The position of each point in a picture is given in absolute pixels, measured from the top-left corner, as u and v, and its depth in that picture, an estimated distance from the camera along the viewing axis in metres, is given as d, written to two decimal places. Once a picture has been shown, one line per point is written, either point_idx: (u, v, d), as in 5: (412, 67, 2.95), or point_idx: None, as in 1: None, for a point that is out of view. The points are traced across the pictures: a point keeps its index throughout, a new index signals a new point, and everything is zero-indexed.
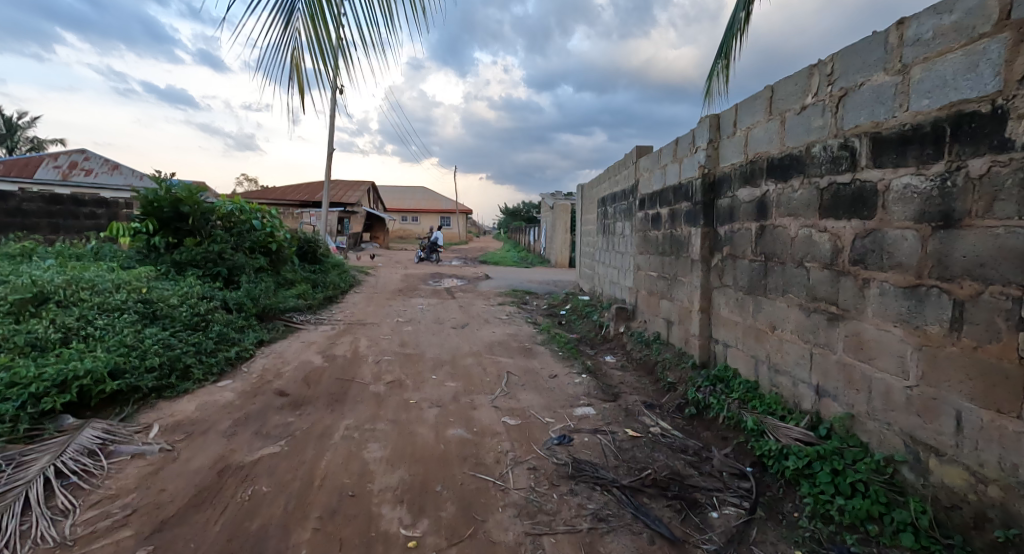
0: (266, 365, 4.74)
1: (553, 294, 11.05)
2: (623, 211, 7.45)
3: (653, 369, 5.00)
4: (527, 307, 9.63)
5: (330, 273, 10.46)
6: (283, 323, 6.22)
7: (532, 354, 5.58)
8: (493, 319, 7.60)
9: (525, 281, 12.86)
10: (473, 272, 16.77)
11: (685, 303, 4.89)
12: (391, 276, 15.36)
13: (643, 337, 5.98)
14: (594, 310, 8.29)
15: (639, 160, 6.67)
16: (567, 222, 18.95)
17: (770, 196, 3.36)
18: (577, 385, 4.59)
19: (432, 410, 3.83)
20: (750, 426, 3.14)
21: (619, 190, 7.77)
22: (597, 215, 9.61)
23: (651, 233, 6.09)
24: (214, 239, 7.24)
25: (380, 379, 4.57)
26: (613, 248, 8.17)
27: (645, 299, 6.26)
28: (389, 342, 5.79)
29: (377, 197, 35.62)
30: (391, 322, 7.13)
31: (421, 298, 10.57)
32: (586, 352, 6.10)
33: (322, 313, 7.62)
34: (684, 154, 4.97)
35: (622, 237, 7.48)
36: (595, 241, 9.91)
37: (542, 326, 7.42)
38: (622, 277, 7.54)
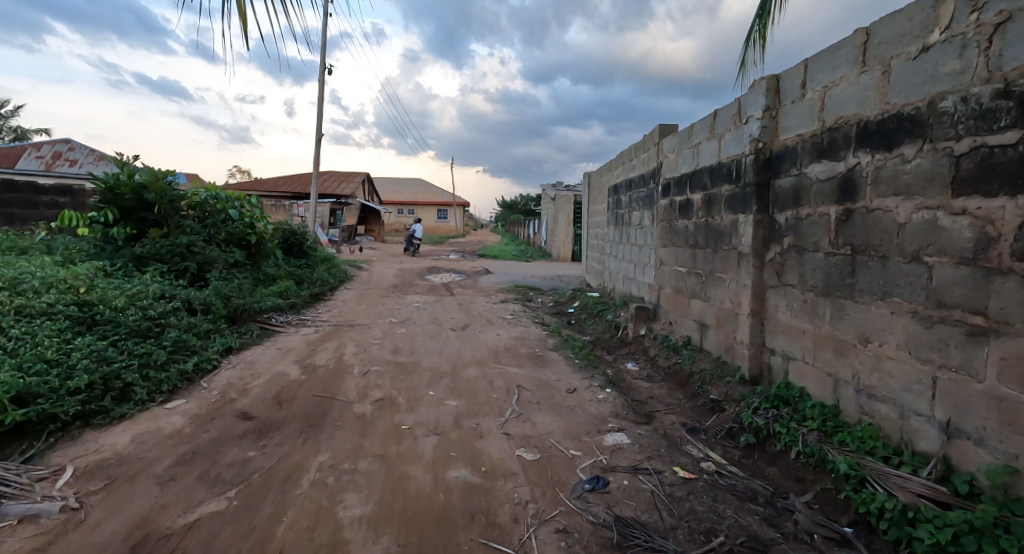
0: (232, 380, 4.01)
1: (559, 291, 10.34)
2: (641, 199, 6.70)
3: (688, 382, 4.29)
4: (532, 305, 8.91)
5: (320, 268, 9.70)
6: (259, 326, 5.49)
7: (545, 362, 4.86)
8: (496, 320, 6.87)
9: (528, 277, 12.11)
10: (473, 266, 15.99)
11: (727, 305, 4.16)
12: (387, 270, 14.59)
13: (670, 342, 5.27)
14: (607, 309, 7.56)
15: (662, 140, 5.91)
16: (570, 214, 18.24)
17: (862, 171, 2.62)
18: (602, 402, 3.88)
19: (429, 440, 3.11)
20: (844, 470, 2.41)
21: (636, 176, 7.00)
22: (609, 205, 8.85)
23: (678, 223, 5.35)
24: (183, 230, 6.49)
25: (367, 396, 3.85)
26: (629, 240, 7.42)
27: (671, 299, 5.54)
28: (380, 348, 5.06)
29: (373, 189, 34.73)
30: (384, 324, 6.39)
31: (417, 295, 9.82)
32: (604, 359, 5.38)
33: (307, 313, 6.88)
34: (726, 129, 4.21)
35: (640, 228, 6.74)
36: (606, 233, 9.16)
37: (551, 328, 6.69)
38: (640, 273, 6.82)
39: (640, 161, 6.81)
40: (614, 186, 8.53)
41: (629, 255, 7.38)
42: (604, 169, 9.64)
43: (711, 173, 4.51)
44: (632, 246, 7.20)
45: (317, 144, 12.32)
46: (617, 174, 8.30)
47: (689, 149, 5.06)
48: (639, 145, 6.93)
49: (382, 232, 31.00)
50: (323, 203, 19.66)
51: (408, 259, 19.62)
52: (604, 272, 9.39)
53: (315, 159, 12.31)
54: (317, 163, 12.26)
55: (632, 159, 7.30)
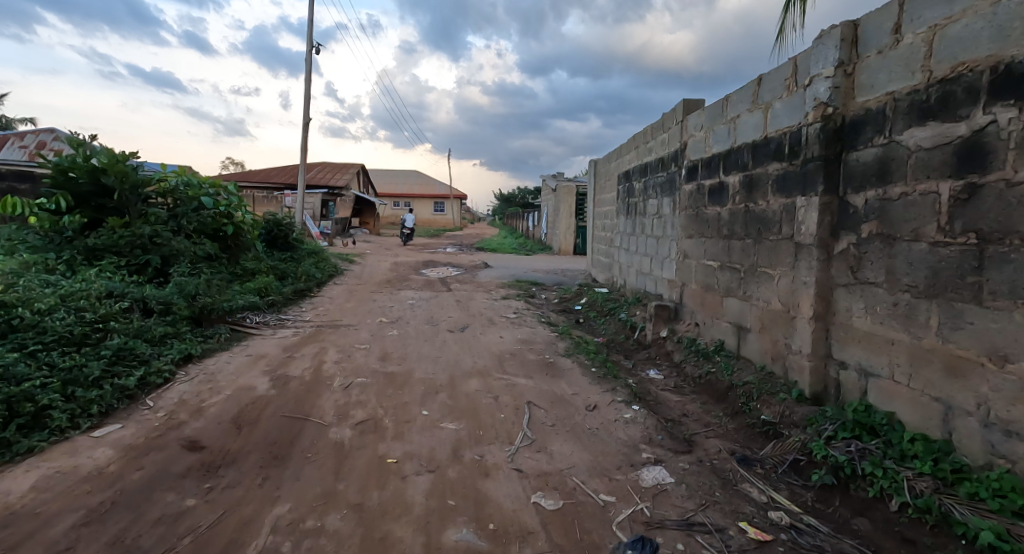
0: (185, 396, 3.35)
1: (563, 286, 9.70)
2: (661, 186, 6.01)
3: (728, 397, 3.65)
4: (536, 302, 8.27)
5: (306, 262, 9.01)
6: (228, 329, 4.83)
7: (558, 371, 4.21)
8: (499, 320, 6.20)
9: (530, 271, 11.43)
10: (471, 259, 15.28)
11: (776, 306, 3.51)
12: (381, 264, 13.94)
13: (699, 347, 4.62)
14: (620, 308, 6.90)
15: (686, 118, 5.24)
16: (572, 205, 17.62)
17: (999, 133, 1.98)
18: (630, 425, 3.23)
19: (422, 480, 2.47)
20: (990, 542, 1.79)
21: (654, 161, 6.31)
22: (620, 193, 8.16)
23: (709, 212, 4.68)
24: (149, 220, 5.81)
25: (348, 417, 3.20)
26: (644, 232, 6.74)
27: (699, 297, 4.88)
28: (367, 355, 4.39)
29: (368, 180, 33.86)
30: (375, 325, 5.72)
31: (412, 290, 9.14)
32: (623, 366, 4.73)
33: (289, 312, 6.21)
34: (775, 97, 3.55)
35: (659, 218, 6.06)
36: (617, 225, 8.47)
37: (560, 329, 6.02)
38: (658, 268, 6.16)
39: (660, 144, 6.12)
40: (626, 173, 7.83)
41: (644, 248, 6.71)
42: (614, 154, 8.94)
43: (754, 151, 3.84)
44: (648, 237, 6.52)
45: (305, 129, 11.54)
46: (630, 160, 7.61)
47: (723, 125, 4.39)
48: (658, 126, 6.24)
49: (377, 224, 30.23)
50: (315, 194, 18.87)
51: (403, 252, 18.91)
52: (613, 267, 8.72)
53: (303, 145, 11.55)
54: (305, 149, 11.50)
55: (649, 142, 6.60)
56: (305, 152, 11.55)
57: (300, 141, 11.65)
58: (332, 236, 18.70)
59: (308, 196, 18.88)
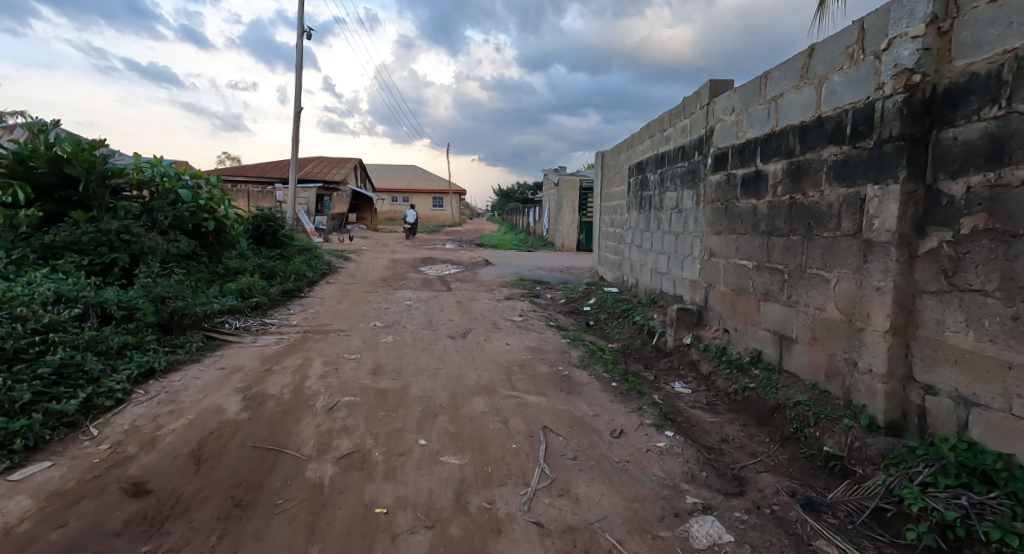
0: (138, 422, 2.84)
1: (570, 285, 9.21)
2: (682, 177, 5.49)
3: (773, 419, 3.15)
4: (541, 303, 7.78)
5: (297, 259, 8.48)
6: (202, 336, 4.31)
7: (574, 386, 3.71)
8: (504, 324, 5.70)
9: (533, 269, 10.93)
10: (471, 256, 14.79)
11: (834, 314, 3.01)
12: (378, 261, 13.43)
13: (730, 357, 4.12)
14: (634, 310, 6.40)
15: (713, 100, 4.72)
16: (575, 200, 17.11)
17: None
18: (665, 456, 2.73)
19: (418, 541, 1.97)
20: None
21: (673, 150, 5.78)
22: (632, 186, 7.64)
23: (741, 205, 4.17)
24: (118, 215, 5.29)
25: (331, 448, 2.69)
26: (661, 228, 6.23)
27: (729, 301, 4.38)
28: (358, 367, 3.89)
29: (366, 174, 33.28)
30: (368, 330, 5.21)
31: (410, 290, 8.63)
32: (644, 378, 4.23)
33: (275, 316, 5.70)
34: (833, 69, 3.03)
35: (680, 212, 5.54)
36: (628, 220, 7.95)
37: (570, 334, 5.53)
38: (677, 267, 5.65)
39: (680, 131, 5.60)
40: (639, 165, 7.31)
41: (661, 245, 6.21)
42: (624, 145, 8.41)
43: (802, 134, 3.32)
44: (666, 234, 6.01)
45: (295, 119, 10.97)
46: (644, 150, 7.08)
47: (760, 106, 3.87)
48: (678, 112, 5.71)
49: (375, 220, 29.69)
50: (310, 189, 18.31)
51: (401, 249, 18.38)
52: (623, 265, 8.22)
53: (294, 136, 10.99)
54: (296, 141, 10.95)
55: (667, 130, 6.07)
56: (296, 144, 11.00)
57: (291, 133, 11.10)
58: (327, 232, 18.16)
59: (303, 190, 18.32)
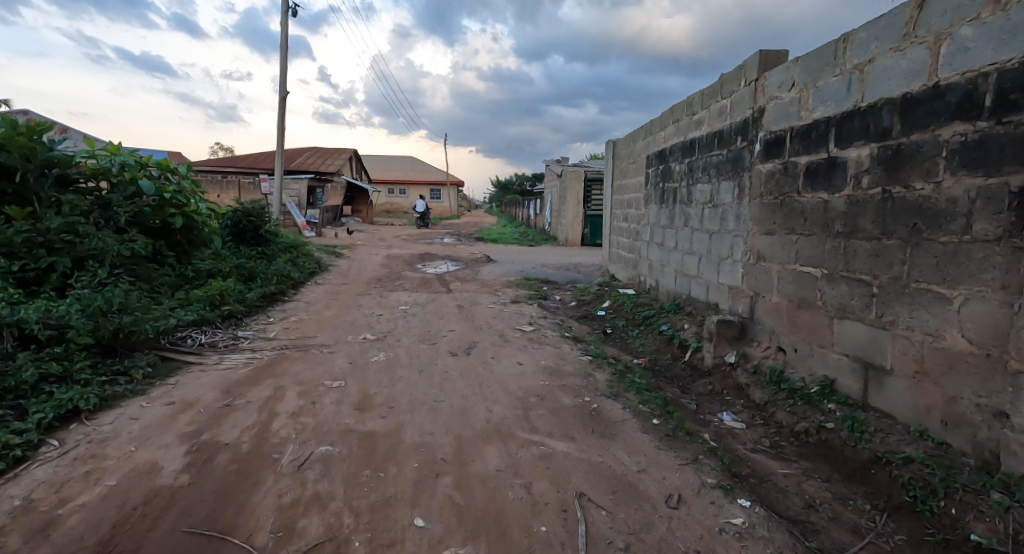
0: (36, 495, 2.12)
1: (580, 286, 8.57)
2: (721, 167, 4.76)
3: (870, 476, 2.45)
4: (552, 307, 7.12)
5: (280, 258, 7.74)
6: (154, 359, 3.58)
7: (607, 425, 3.00)
8: (514, 336, 4.97)
9: (538, 267, 10.20)
10: (471, 252, 14.05)
11: (963, 344, 2.30)
12: (373, 257, 12.74)
13: (789, 384, 3.43)
14: (659, 319, 5.69)
15: (764, 74, 3.99)
16: (579, 192, 16.42)
17: None
18: (746, 541, 2.04)
19: None
20: None
21: (709, 136, 5.03)
22: (652, 177, 6.97)
23: (806, 200, 3.44)
24: (63, 211, 4.56)
25: (295, 535, 1.98)
26: (692, 226, 5.51)
27: (784, 314, 3.67)
28: (340, 400, 3.18)
29: (361, 166, 32.40)
30: (357, 346, 4.49)
31: (406, 292, 7.90)
32: (686, 409, 3.53)
33: (250, 328, 4.98)
34: (958, 20, 2.33)
35: (718, 209, 4.82)
36: (648, 215, 7.23)
37: (591, 349, 4.81)
38: (713, 272, 4.94)
39: (717, 114, 4.86)
40: (663, 154, 6.57)
41: (692, 245, 5.48)
42: (642, 133, 7.66)
43: (904, 110, 2.59)
44: (698, 232, 5.29)
45: (281, 106, 10.14)
46: (669, 137, 6.33)
47: (834, 78, 3.14)
48: (712, 92, 5.01)
49: (370, 213, 28.88)
50: (301, 181, 17.47)
51: (397, 243, 17.61)
52: (641, 266, 7.50)
53: (280, 123, 10.17)
54: (282, 129, 10.12)
55: (700, 113, 5.33)
56: (283, 132, 10.18)
57: (277, 120, 10.27)
58: (320, 226, 17.37)
59: (294, 182, 17.48)
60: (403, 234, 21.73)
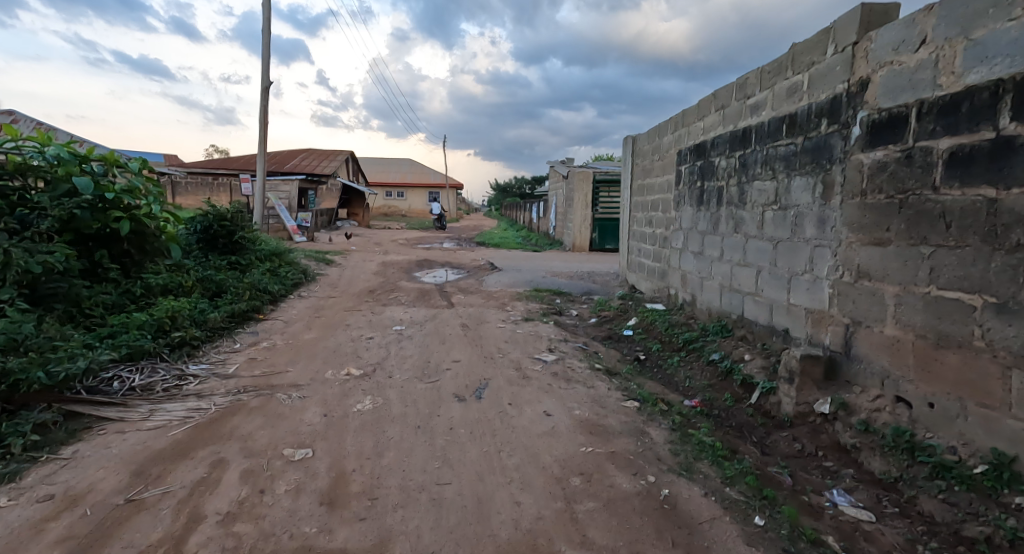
0: None
1: (598, 300, 7.70)
2: (794, 160, 3.82)
3: None
4: (571, 327, 6.23)
5: (258, 267, 6.81)
6: (52, 417, 2.63)
7: (690, 530, 2.04)
8: (535, 372, 4.01)
9: (549, 277, 9.31)
10: (474, 258, 13.17)
11: None
12: (368, 264, 11.83)
13: (929, 458, 2.45)
14: (707, 347, 4.73)
15: (867, 36, 3.06)
16: (588, 195, 15.59)
17: None
18: None
19: None
20: None
21: (775, 122, 4.08)
22: (686, 175, 6.10)
23: (951, 198, 2.50)
24: None
25: None
26: (748, 233, 4.57)
27: (909, 354, 2.71)
28: (303, 488, 2.23)
29: (357, 167, 31.44)
30: (339, 389, 3.53)
31: (403, 307, 6.94)
32: (782, 487, 2.58)
33: (206, 360, 4.04)
34: None
35: (790, 212, 3.88)
36: (682, 220, 6.30)
37: (633, 388, 3.86)
38: (783, 290, 4.00)
39: (787, 93, 3.92)
40: (704, 148, 5.63)
41: (749, 256, 4.55)
42: (673, 125, 6.72)
43: None
44: (760, 241, 4.34)
45: (264, 97, 9.15)
46: (713, 127, 5.40)
47: (1009, 22, 2.26)
48: (777, 69, 4.11)
49: (367, 216, 27.91)
50: (291, 181, 16.47)
51: (394, 248, 16.67)
52: (673, 278, 6.55)
53: (263, 117, 9.18)
54: (265, 123, 9.13)
55: (760, 95, 4.41)
56: (266, 127, 9.19)
57: (260, 113, 9.28)
58: (312, 230, 16.42)
59: (284, 183, 16.48)
60: (401, 237, 20.81)
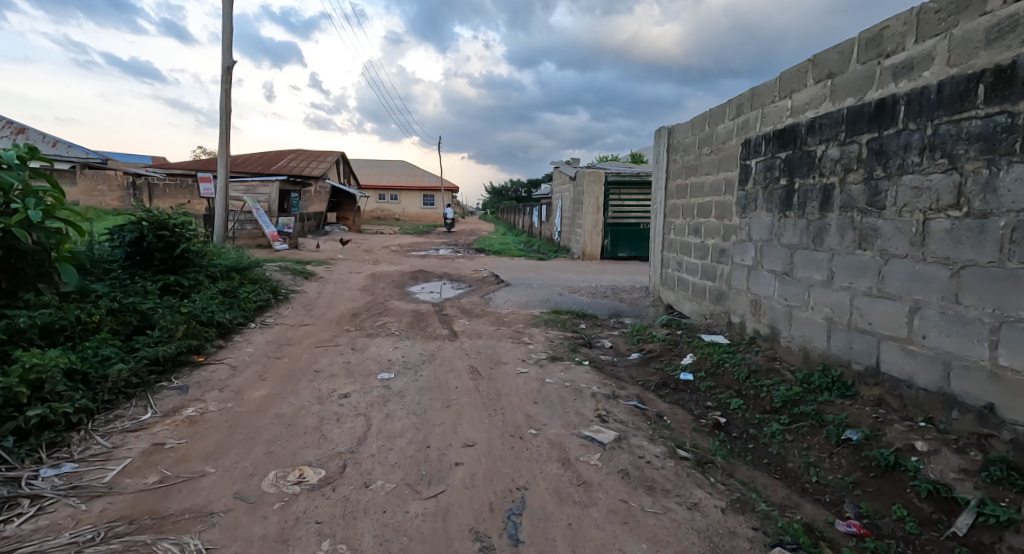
0: None
1: (633, 328, 6.32)
2: (1007, 140, 2.50)
3: None
4: (611, 370, 4.84)
5: (206, 290, 5.38)
6: None
7: None
8: (594, 473, 2.59)
9: (567, 296, 7.92)
10: (475, 269, 11.77)
11: None
12: (355, 276, 10.40)
13: None
14: (826, 415, 3.31)
15: None
16: (598, 198, 14.27)
17: None
18: None
19: None
20: None
21: (961, 82, 2.70)
22: (763, 171, 4.75)
23: None
24: None
25: None
26: (890, 252, 3.17)
27: None
28: None
29: (348, 169, 30.01)
30: (280, 525, 2.11)
31: (394, 339, 5.52)
32: None
33: (78, 452, 2.65)
34: None
35: (997, 222, 2.54)
36: (753, 228, 4.94)
37: (752, 502, 2.43)
38: (977, 341, 2.63)
39: (989, 36, 2.59)
40: (796, 133, 4.22)
41: (891, 285, 3.15)
42: (738, 108, 5.32)
43: None
44: (918, 264, 2.95)
45: (225, 80, 7.63)
46: (813, 103, 4.01)
47: None
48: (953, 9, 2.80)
49: (358, 220, 26.48)
50: (271, 182, 14.96)
51: (386, 256, 15.34)
52: (741, 303, 5.16)
53: (224, 102, 7.66)
54: (227, 110, 7.62)
55: (908, 51, 3.07)
56: (228, 115, 7.69)
57: (221, 98, 7.76)
58: (294, 236, 14.96)
59: (263, 185, 15.00)
60: (393, 243, 19.42)
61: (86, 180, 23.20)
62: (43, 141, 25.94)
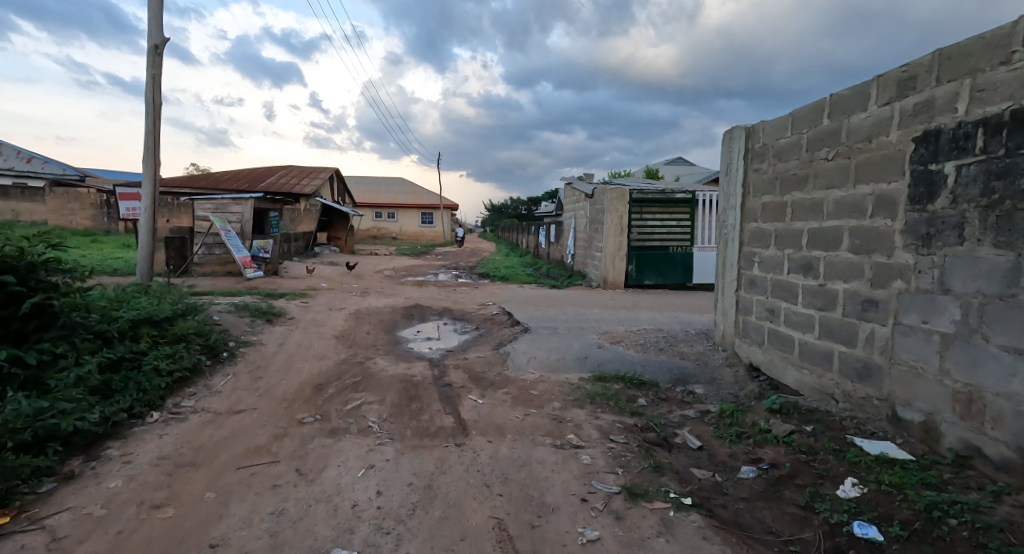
0: None
1: (721, 411, 4.34)
2: None
3: None
4: (728, 518, 2.86)
5: (70, 371, 3.53)
6: None
7: None
8: None
9: (609, 352, 5.96)
10: (482, 303, 9.83)
11: None
12: (337, 315, 8.46)
13: None
14: None
15: None
16: (621, 218, 12.41)
17: None
18: None
19: None
20: None
21: None
22: (985, 180, 2.89)
23: None
24: None
25: None
26: None
27: None
28: None
29: (343, 187, 28.32)
30: None
31: (369, 446, 3.55)
32: None
33: None
34: None
35: None
36: (954, 274, 3.04)
37: None
38: None
39: None
40: None
41: None
42: (903, 85, 3.46)
43: None
44: None
45: (154, 62, 5.74)
46: None
47: None
48: None
49: (351, 241, 24.58)
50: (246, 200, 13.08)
51: (379, 283, 13.39)
52: (928, 393, 3.19)
53: (152, 92, 5.77)
54: (155, 102, 5.72)
55: None
56: (157, 108, 5.79)
57: (149, 86, 5.87)
58: (273, 262, 13.03)
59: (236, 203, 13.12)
60: (389, 267, 17.52)
61: (56, 198, 21.29)
62: (18, 157, 24.13)
